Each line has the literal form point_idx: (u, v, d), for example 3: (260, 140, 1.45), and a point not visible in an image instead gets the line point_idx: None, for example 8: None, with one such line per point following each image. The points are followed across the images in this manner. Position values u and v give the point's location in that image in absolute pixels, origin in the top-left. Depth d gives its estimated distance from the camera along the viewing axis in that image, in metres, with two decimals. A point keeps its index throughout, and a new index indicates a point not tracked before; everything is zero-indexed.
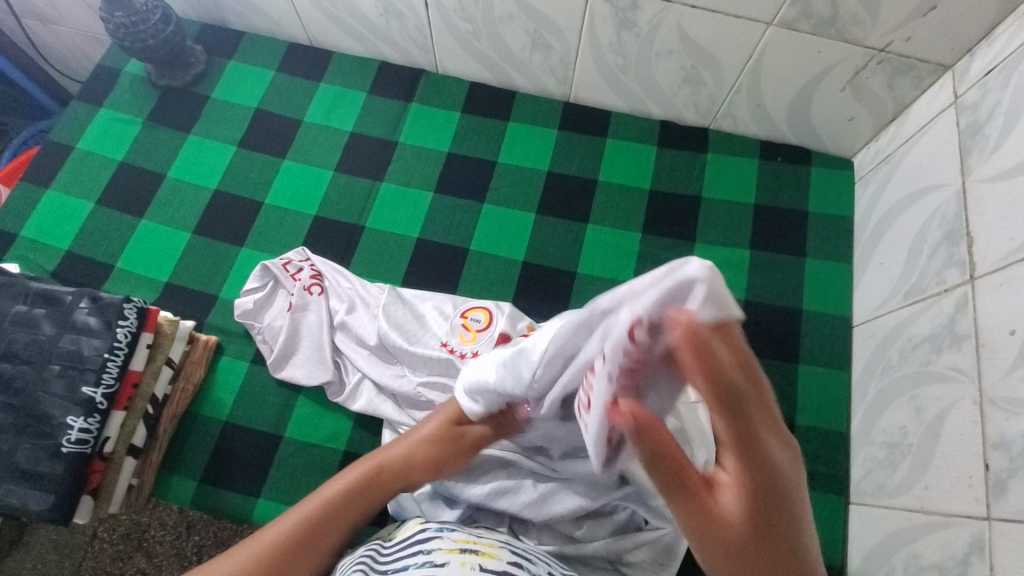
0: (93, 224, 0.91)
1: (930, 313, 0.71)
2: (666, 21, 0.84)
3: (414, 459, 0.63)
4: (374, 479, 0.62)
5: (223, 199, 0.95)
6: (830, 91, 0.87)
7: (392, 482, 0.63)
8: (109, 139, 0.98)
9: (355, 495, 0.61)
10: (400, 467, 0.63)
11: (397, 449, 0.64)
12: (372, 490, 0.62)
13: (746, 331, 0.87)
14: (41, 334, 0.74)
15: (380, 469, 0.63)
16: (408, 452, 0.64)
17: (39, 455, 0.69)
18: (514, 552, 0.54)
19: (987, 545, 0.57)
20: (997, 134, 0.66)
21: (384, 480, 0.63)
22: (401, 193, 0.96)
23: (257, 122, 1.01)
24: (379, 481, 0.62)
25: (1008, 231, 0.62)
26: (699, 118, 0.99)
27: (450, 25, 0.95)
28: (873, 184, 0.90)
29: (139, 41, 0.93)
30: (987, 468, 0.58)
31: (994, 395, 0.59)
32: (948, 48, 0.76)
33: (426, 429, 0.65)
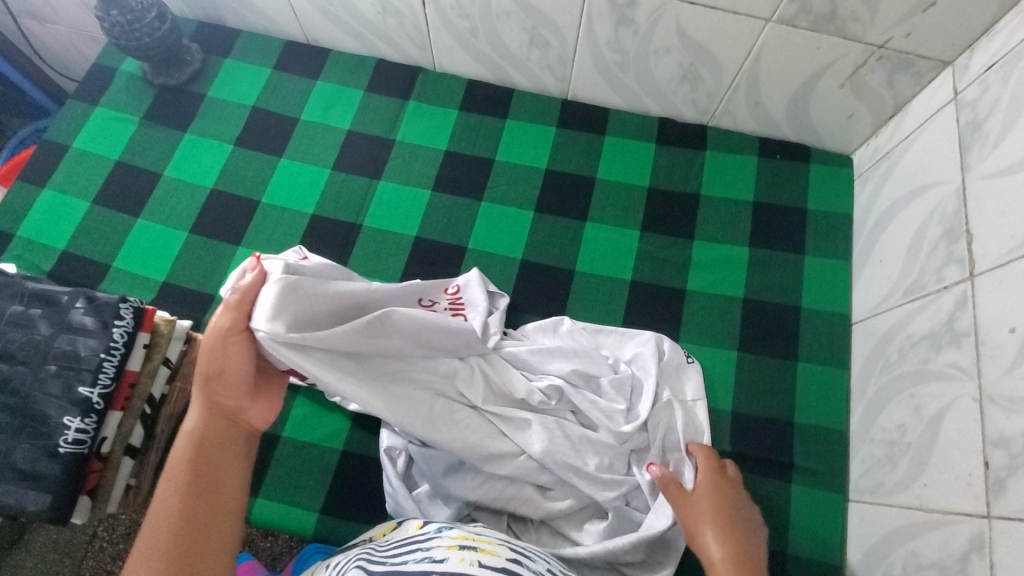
0: (90, 224, 0.91)
1: (930, 310, 0.71)
2: (664, 18, 0.83)
3: (216, 401, 0.57)
4: (204, 444, 0.55)
5: (220, 198, 0.94)
6: (829, 88, 0.87)
7: (218, 427, 0.56)
8: (105, 138, 0.97)
9: (194, 474, 0.53)
10: (208, 416, 0.56)
11: (194, 421, 0.56)
12: (212, 456, 0.54)
13: (744, 329, 0.87)
14: (37, 334, 0.73)
15: (197, 436, 0.55)
16: (202, 402, 0.57)
17: (36, 456, 0.69)
18: (513, 550, 0.54)
19: (988, 543, 0.56)
20: (997, 131, 0.66)
21: (214, 438, 0.55)
22: (398, 192, 0.96)
23: (253, 120, 1.00)
24: (206, 445, 0.55)
25: (1008, 228, 0.61)
26: (698, 116, 0.99)
27: (447, 22, 0.94)
28: (872, 181, 0.90)
29: (135, 39, 0.93)
30: (987, 466, 0.58)
31: (994, 392, 0.59)
32: (948, 44, 0.76)
33: (211, 340, 0.59)
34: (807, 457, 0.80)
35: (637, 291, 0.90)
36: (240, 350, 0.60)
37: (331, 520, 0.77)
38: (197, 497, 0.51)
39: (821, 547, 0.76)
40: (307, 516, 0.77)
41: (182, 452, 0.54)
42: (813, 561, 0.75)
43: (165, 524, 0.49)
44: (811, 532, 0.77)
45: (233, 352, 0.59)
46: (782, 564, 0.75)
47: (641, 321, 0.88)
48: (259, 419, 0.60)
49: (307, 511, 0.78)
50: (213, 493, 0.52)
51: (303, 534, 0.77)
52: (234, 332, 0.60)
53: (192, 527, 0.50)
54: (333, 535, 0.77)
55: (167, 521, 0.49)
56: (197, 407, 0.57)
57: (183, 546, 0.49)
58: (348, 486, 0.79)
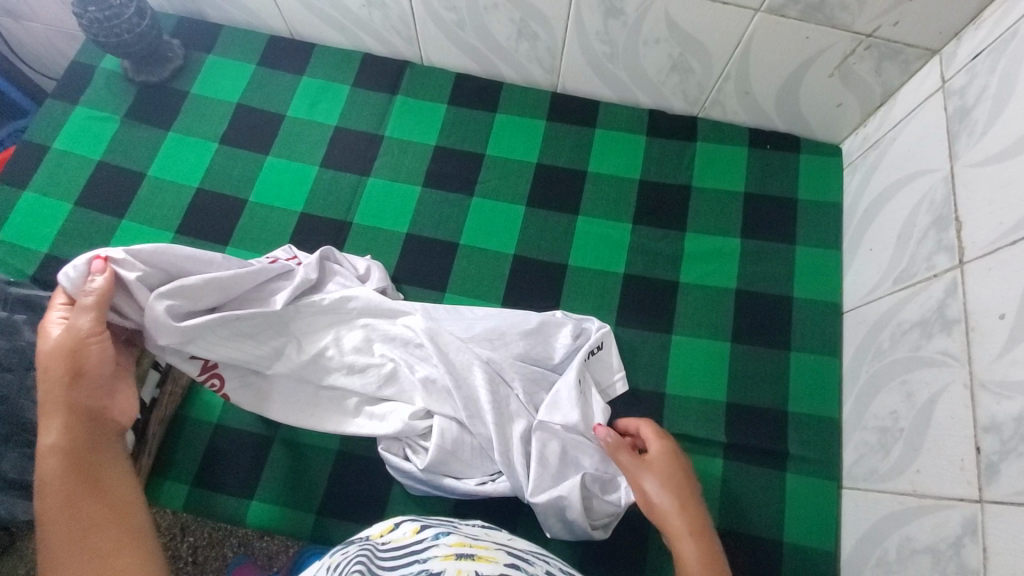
0: (73, 226, 0.89)
1: (920, 298, 0.71)
2: (653, 9, 0.83)
3: (77, 403, 0.58)
4: (77, 450, 0.56)
5: (206, 197, 0.93)
6: (819, 77, 0.87)
7: (87, 429, 0.57)
8: (87, 137, 0.95)
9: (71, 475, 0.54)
10: (74, 421, 0.57)
11: (53, 432, 0.56)
12: (86, 456, 0.56)
13: (737, 320, 0.87)
14: (22, 341, 0.71)
15: (65, 447, 0.55)
16: (59, 410, 0.57)
17: (25, 465, 0.67)
18: (511, 555, 0.54)
19: (981, 526, 0.57)
20: (985, 119, 0.67)
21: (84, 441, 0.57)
22: (388, 188, 0.95)
23: (239, 117, 0.98)
24: (79, 450, 0.56)
25: (997, 215, 0.62)
26: (688, 107, 0.99)
27: (434, 14, 0.93)
28: (862, 170, 0.90)
29: (114, 35, 0.91)
30: (979, 451, 0.59)
31: (985, 378, 0.60)
32: (935, 33, 0.76)
33: (59, 340, 0.58)
34: (802, 446, 0.81)
35: (631, 284, 0.90)
36: (105, 348, 0.60)
37: (328, 520, 0.77)
38: (88, 487, 0.54)
39: (816, 534, 0.77)
40: (303, 517, 0.77)
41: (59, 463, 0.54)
42: (809, 548, 0.76)
43: (70, 518, 0.51)
44: (806, 520, 0.77)
45: (97, 355, 0.60)
46: (779, 551, 0.76)
47: (635, 314, 0.88)
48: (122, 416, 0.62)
49: (303, 512, 0.77)
50: (102, 481, 0.55)
51: (301, 534, 0.76)
52: (96, 330, 0.60)
53: (90, 516, 0.52)
54: (331, 536, 0.76)
55: (69, 519, 0.51)
56: (57, 416, 0.57)
57: (96, 527, 0.51)
58: (344, 486, 0.79)
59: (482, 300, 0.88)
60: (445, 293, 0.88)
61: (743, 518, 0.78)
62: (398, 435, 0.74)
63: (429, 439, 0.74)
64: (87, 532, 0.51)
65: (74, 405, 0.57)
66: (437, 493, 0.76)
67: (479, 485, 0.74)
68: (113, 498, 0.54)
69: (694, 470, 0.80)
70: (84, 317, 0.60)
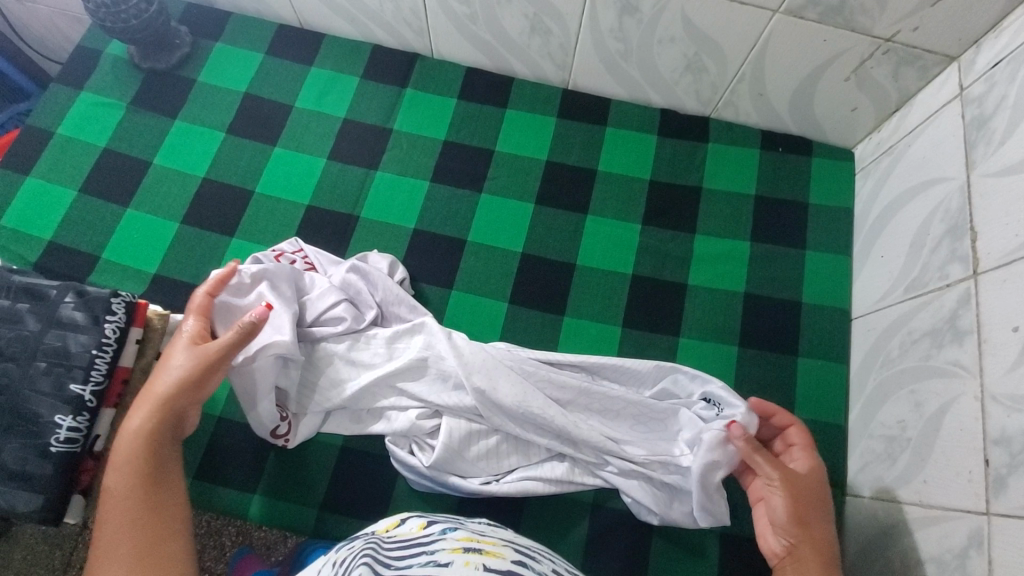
0: (77, 213, 0.88)
1: (932, 308, 0.71)
2: (670, 7, 0.82)
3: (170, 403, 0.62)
4: (155, 442, 0.60)
5: (213, 188, 0.92)
6: (834, 81, 0.86)
7: (169, 425, 0.62)
8: (92, 123, 0.94)
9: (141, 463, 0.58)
10: (160, 414, 0.61)
11: (140, 417, 0.61)
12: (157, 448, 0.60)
13: (745, 324, 0.87)
14: (25, 330, 0.70)
15: (144, 434, 0.60)
16: (149, 403, 0.62)
17: (26, 455, 0.66)
18: (518, 551, 0.54)
19: (987, 539, 0.57)
20: (1003, 129, 0.66)
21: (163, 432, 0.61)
22: (395, 183, 0.94)
23: (245, 107, 0.97)
24: (157, 444, 0.60)
25: (1013, 226, 0.61)
26: (700, 107, 0.98)
27: (446, 8, 0.92)
28: (874, 175, 0.90)
29: (121, 21, 0.89)
30: (988, 463, 0.59)
31: (996, 391, 0.59)
32: (955, 39, 0.75)
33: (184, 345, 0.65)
34: None
35: (640, 285, 0.89)
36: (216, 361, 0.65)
37: (330, 516, 0.76)
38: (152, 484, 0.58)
39: None
40: (305, 513, 0.76)
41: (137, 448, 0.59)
42: None
43: (135, 507, 0.55)
44: None
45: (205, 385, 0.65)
46: None
47: (643, 317, 0.88)
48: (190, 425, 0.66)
49: (305, 508, 0.77)
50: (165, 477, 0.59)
51: (302, 530, 0.76)
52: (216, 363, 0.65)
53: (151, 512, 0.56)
54: (333, 532, 0.76)
55: (131, 509, 0.55)
56: (149, 405, 0.62)
57: (155, 520, 0.55)
58: (346, 483, 0.78)
59: (490, 299, 0.87)
60: (453, 291, 0.88)
61: (746, 523, 0.78)
62: (406, 432, 0.74)
63: (436, 437, 0.74)
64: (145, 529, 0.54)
65: (166, 404, 0.62)
66: (440, 490, 0.76)
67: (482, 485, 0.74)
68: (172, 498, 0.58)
69: None
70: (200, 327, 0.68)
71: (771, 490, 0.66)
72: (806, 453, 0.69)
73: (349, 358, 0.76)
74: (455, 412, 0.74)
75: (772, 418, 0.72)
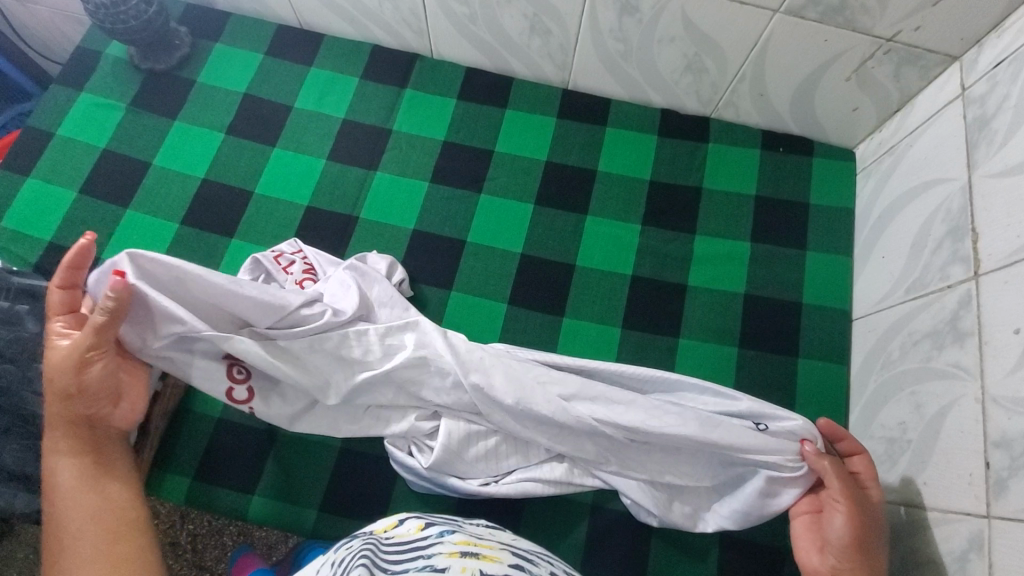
0: (77, 214, 0.88)
1: (932, 309, 0.70)
2: (669, 7, 0.82)
3: (76, 413, 0.62)
4: (81, 451, 0.62)
5: (212, 189, 0.92)
6: (835, 81, 0.86)
7: (83, 428, 0.63)
8: (92, 124, 0.94)
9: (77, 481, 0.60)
10: (68, 424, 0.62)
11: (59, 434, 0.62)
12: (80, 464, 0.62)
13: (745, 325, 0.87)
14: (25, 332, 0.70)
15: (70, 452, 0.62)
16: (61, 422, 0.62)
17: (26, 456, 0.66)
18: (515, 555, 0.54)
19: (987, 542, 0.57)
20: (1005, 130, 0.65)
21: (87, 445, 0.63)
22: (394, 184, 0.94)
23: (245, 107, 0.97)
24: (88, 452, 0.63)
25: (1014, 227, 0.61)
26: (700, 108, 0.98)
27: (445, 8, 0.92)
28: (876, 175, 0.89)
29: (121, 22, 0.89)
30: (988, 466, 0.58)
31: (997, 393, 0.59)
32: (956, 39, 0.74)
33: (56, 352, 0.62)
34: None
35: (639, 287, 0.89)
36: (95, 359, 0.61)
37: (330, 518, 0.77)
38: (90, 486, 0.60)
39: None
40: (305, 514, 0.76)
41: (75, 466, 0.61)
42: None
43: (85, 512, 0.59)
44: None
45: (95, 373, 0.62)
46: (781, 559, 0.76)
47: (643, 318, 0.87)
48: (122, 421, 0.66)
49: (305, 509, 0.77)
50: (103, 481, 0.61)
51: (301, 531, 0.76)
52: (92, 348, 0.61)
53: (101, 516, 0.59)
54: (332, 533, 0.76)
55: (80, 526, 0.58)
56: (60, 426, 0.62)
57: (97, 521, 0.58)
58: (346, 484, 0.78)
59: (489, 300, 0.87)
60: (452, 292, 0.88)
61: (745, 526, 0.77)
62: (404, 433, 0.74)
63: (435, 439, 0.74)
64: (97, 529, 0.58)
65: (73, 412, 0.62)
66: (439, 492, 0.76)
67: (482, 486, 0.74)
68: (115, 494, 0.61)
69: None
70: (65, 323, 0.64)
71: (834, 511, 0.65)
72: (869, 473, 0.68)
73: (339, 356, 0.73)
74: (456, 411, 0.74)
75: (840, 442, 0.71)
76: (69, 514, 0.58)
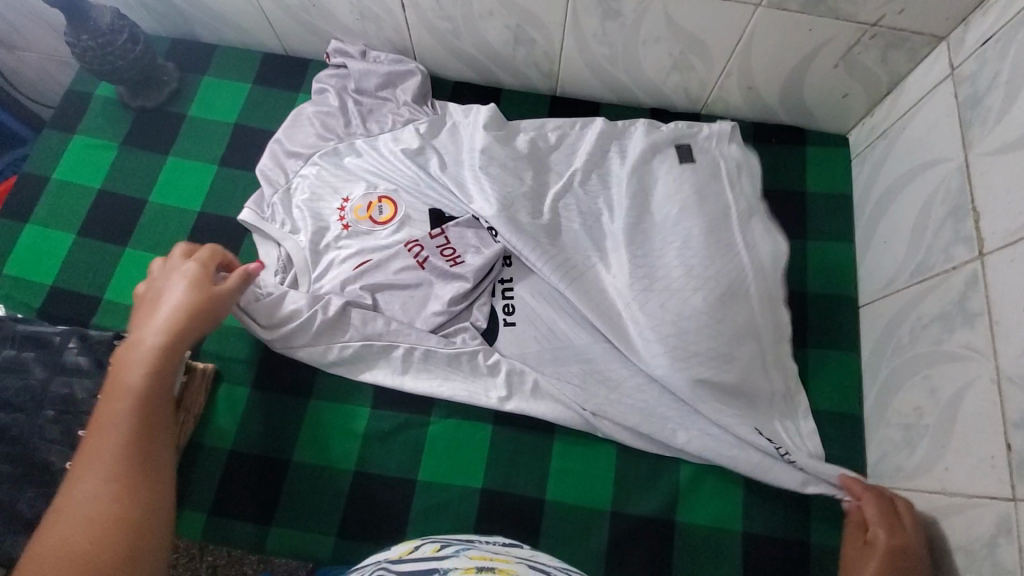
0: (76, 257, 0.88)
1: (940, 292, 0.70)
2: (652, 9, 0.81)
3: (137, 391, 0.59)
4: (135, 430, 0.56)
5: (210, 221, 0.92)
6: (823, 68, 0.85)
7: (155, 396, 0.60)
8: (86, 165, 0.95)
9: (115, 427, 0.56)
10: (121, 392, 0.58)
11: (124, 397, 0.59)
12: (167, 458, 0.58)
13: (773, 323, 0.81)
14: (32, 379, 0.69)
15: (139, 393, 0.59)
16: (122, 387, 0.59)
17: (40, 504, 0.64)
18: (533, 568, 0.53)
19: (1016, 525, 0.56)
20: (999, 106, 0.65)
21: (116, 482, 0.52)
22: (379, 188, 0.90)
23: (236, 138, 0.98)
24: (138, 432, 0.56)
25: (1017, 204, 0.61)
26: (690, 104, 0.98)
27: (429, 26, 0.92)
28: (870, 161, 0.89)
29: (108, 62, 0.90)
30: (1009, 449, 0.58)
31: (1012, 372, 0.59)
32: (942, 19, 0.74)
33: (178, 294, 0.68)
34: (825, 444, 0.80)
35: None
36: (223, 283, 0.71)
37: (349, 543, 0.76)
38: (135, 461, 0.55)
39: None
40: (324, 541, 0.76)
41: (106, 443, 0.55)
42: (834, 550, 0.75)
43: (112, 470, 0.53)
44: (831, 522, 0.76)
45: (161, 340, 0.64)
46: (805, 552, 0.75)
47: None
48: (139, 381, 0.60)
49: (323, 536, 0.76)
50: (153, 439, 0.57)
51: (320, 557, 0.76)
52: (195, 292, 0.68)
53: (122, 483, 0.53)
54: (351, 559, 0.76)
55: (128, 462, 0.54)
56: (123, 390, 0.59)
57: (148, 476, 0.55)
58: (359, 507, 0.78)
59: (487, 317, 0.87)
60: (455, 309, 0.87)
61: (765, 520, 0.77)
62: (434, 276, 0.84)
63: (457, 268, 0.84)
64: (139, 475, 0.54)
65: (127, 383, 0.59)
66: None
67: (507, 328, 0.84)
68: (101, 469, 0.53)
69: (716, 477, 0.79)
70: (199, 256, 0.73)
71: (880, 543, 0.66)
72: (880, 523, 0.67)
73: None
74: (495, 263, 0.85)
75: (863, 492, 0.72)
76: (96, 470, 0.53)
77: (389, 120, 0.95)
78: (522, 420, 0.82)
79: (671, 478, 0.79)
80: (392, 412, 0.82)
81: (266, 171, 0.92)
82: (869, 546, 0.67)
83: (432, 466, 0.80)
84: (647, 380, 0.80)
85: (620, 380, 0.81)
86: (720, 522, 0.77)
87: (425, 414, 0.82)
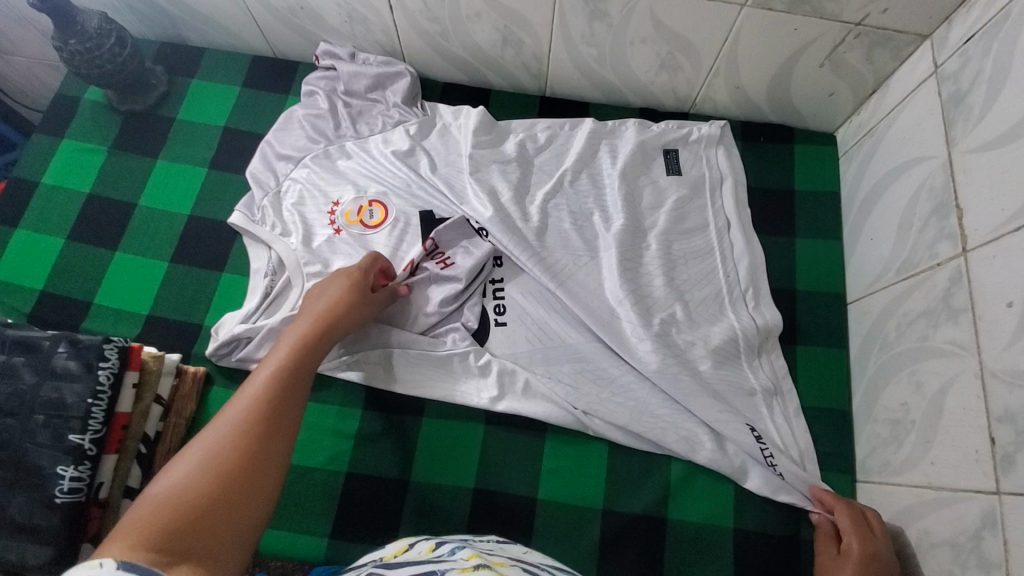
0: (66, 261, 0.88)
1: (925, 288, 0.70)
2: (639, 9, 0.82)
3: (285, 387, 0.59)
4: (267, 410, 0.55)
5: (200, 224, 0.92)
6: (809, 68, 0.86)
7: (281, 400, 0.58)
8: (75, 169, 0.94)
9: (278, 441, 0.54)
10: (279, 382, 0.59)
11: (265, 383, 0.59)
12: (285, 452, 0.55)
13: (757, 320, 0.83)
14: (22, 384, 0.69)
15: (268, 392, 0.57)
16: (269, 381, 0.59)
17: (32, 508, 0.65)
18: (526, 568, 0.52)
19: (1000, 519, 0.57)
20: (981, 104, 0.66)
21: (231, 478, 0.49)
22: (369, 191, 0.89)
23: (225, 141, 0.98)
24: (266, 420, 0.55)
25: (998, 201, 0.61)
26: (679, 104, 0.98)
27: (417, 27, 0.92)
28: (857, 158, 0.90)
29: (95, 67, 0.90)
30: (993, 443, 0.59)
31: (995, 367, 0.59)
32: (925, 18, 0.75)
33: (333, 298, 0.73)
34: (814, 440, 0.80)
35: None
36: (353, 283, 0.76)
37: (342, 544, 0.76)
38: (259, 447, 0.52)
39: None
40: (317, 542, 0.76)
41: (235, 435, 0.52)
42: None
43: (239, 449, 0.51)
44: None
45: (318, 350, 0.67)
46: (795, 547, 0.76)
47: None
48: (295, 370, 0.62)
49: (316, 537, 0.77)
50: (269, 443, 0.53)
51: (313, 559, 0.76)
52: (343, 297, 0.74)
53: (243, 461, 0.50)
54: (345, 560, 0.76)
55: (247, 443, 0.52)
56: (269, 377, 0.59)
57: (253, 458, 0.51)
58: (353, 508, 0.78)
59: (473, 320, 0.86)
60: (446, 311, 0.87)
61: (756, 516, 0.77)
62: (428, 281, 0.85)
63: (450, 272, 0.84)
64: (260, 456, 0.52)
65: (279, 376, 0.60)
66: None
67: (498, 328, 0.84)
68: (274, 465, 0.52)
69: (707, 474, 0.79)
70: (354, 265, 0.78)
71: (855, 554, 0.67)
72: (852, 532, 0.69)
73: None
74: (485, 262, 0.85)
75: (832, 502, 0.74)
76: (214, 439, 0.51)
77: (378, 122, 0.95)
78: (514, 420, 0.83)
79: (662, 476, 0.79)
80: (384, 414, 0.82)
81: (256, 175, 0.91)
82: (842, 556, 0.69)
83: (425, 467, 0.80)
84: (637, 378, 0.80)
85: (612, 379, 0.81)
86: (712, 519, 0.77)
87: (418, 415, 0.82)
